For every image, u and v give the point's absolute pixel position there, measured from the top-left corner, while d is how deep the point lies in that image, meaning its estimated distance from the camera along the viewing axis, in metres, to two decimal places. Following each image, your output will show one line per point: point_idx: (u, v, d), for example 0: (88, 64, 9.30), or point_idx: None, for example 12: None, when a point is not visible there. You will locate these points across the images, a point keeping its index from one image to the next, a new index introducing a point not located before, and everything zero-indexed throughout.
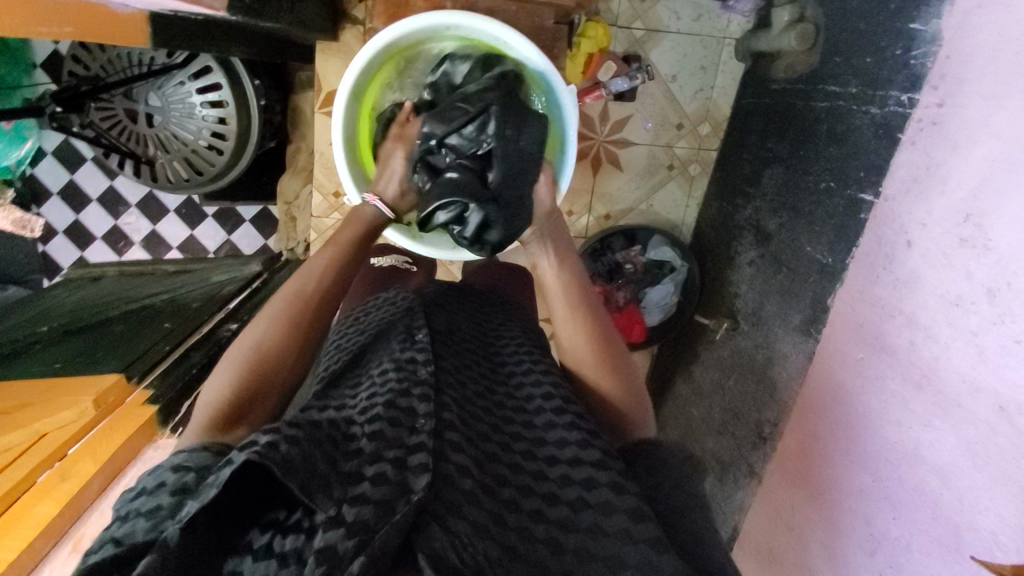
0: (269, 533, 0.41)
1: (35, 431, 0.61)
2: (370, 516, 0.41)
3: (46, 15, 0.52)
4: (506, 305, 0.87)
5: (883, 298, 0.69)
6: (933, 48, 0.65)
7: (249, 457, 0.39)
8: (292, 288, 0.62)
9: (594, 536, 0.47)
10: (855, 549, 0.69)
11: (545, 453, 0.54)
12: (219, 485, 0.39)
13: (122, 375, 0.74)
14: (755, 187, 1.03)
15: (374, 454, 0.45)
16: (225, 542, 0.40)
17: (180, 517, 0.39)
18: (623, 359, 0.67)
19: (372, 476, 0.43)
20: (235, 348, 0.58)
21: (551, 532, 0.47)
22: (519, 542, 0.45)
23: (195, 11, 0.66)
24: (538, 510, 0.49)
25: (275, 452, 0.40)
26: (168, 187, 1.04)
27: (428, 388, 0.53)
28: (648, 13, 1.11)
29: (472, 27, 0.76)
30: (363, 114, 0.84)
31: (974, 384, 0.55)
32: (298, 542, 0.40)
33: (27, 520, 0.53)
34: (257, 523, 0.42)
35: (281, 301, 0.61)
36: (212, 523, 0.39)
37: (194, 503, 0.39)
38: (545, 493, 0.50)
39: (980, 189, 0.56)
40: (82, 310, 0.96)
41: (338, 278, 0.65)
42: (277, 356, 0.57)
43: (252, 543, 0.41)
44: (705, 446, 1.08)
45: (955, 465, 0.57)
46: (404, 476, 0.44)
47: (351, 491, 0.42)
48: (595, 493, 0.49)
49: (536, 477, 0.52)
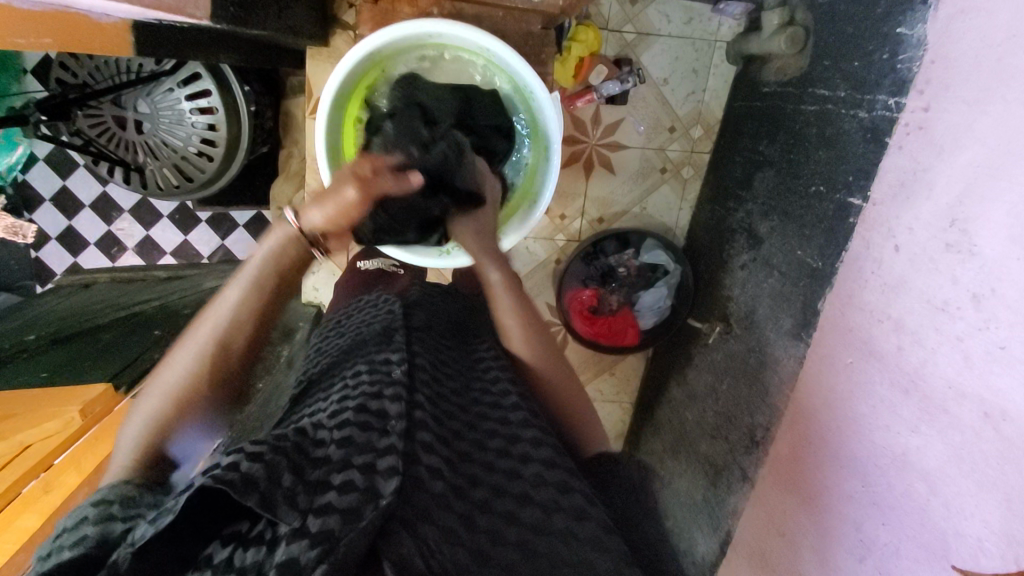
0: (230, 547, 0.41)
1: (17, 443, 0.61)
2: (335, 525, 0.40)
3: (20, 24, 0.52)
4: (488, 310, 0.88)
5: (871, 302, 0.69)
6: (918, 52, 0.65)
7: (206, 482, 0.40)
8: (215, 318, 0.57)
9: (565, 540, 0.48)
10: (845, 554, 0.69)
11: (519, 450, 0.54)
12: (177, 511, 0.40)
13: (109, 386, 0.72)
14: (746, 190, 1.03)
15: (342, 462, 0.45)
16: (185, 557, 0.41)
17: (133, 540, 0.40)
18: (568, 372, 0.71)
19: (338, 485, 0.43)
20: (156, 379, 0.55)
21: (522, 535, 0.48)
22: (489, 546, 0.46)
23: (176, 20, 0.65)
24: (510, 512, 0.49)
25: (234, 473, 0.41)
26: (159, 194, 1.04)
27: (400, 388, 0.53)
28: (639, 16, 1.11)
29: (456, 35, 0.76)
30: (353, 102, 0.82)
31: (960, 390, 0.55)
32: (258, 556, 0.40)
33: (10, 533, 0.55)
34: (218, 535, 0.42)
35: (203, 333, 0.56)
36: (168, 543, 0.40)
37: (149, 528, 0.40)
38: (517, 494, 0.50)
39: (965, 195, 0.56)
40: (72, 317, 0.97)
41: (269, 302, 0.60)
42: (193, 398, 0.54)
43: (212, 558, 0.41)
44: (699, 451, 1.08)
45: (942, 471, 0.57)
46: (372, 480, 0.44)
47: (317, 501, 0.42)
48: (567, 498, 0.51)
49: (510, 475, 0.52)
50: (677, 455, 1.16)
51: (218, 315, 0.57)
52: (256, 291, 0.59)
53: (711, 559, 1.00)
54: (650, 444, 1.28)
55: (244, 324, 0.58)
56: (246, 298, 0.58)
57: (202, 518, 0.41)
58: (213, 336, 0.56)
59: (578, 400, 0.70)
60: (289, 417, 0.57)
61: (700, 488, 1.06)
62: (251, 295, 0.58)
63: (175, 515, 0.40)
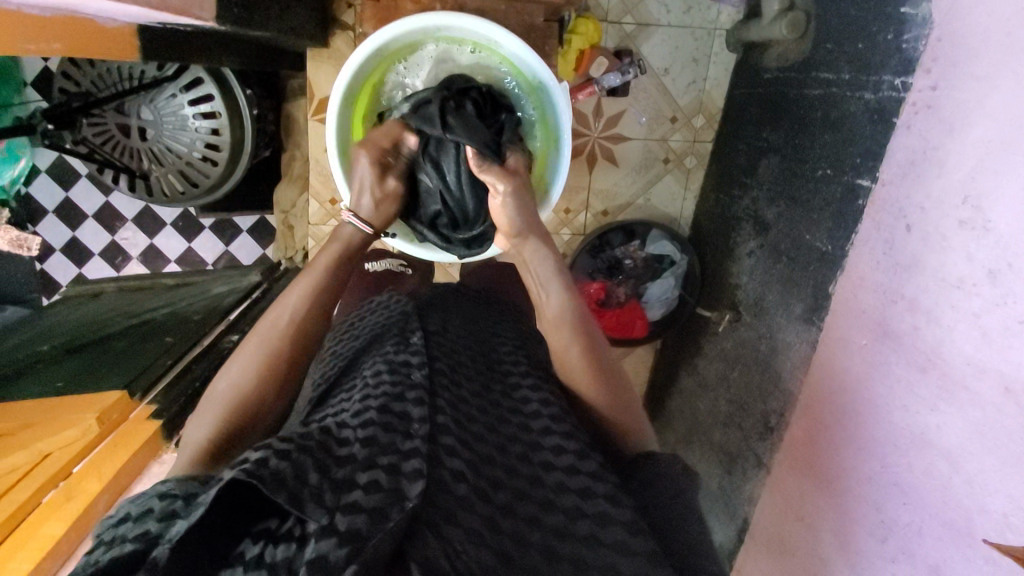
0: (261, 544, 0.43)
1: (39, 452, 0.62)
2: (362, 524, 0.41)
3: (31, 31, 0.52)
4: (503, 307, 0.88)
5: (885, 283, 0.69)
6: (924, 31, 0.65)
7: (240, 475, 0.41)
8: (268, 324, 0.62)
9: (590, 546, 0.48)
10: (867, 536, 0.69)
11: (540, 457, 0.55)
12: (210, 504, 0.41)
13: (125, 392, 0.74)
14: (751, 177, 1.03)
15: (367, 461, 0.46)
16: (215, 556, 0.42)
17: (170, 536, 0.41)
18: (616, 369, 0.67)
19: (365, 484, 0.44)
20: (214, 390, 0.59)
21: (546, 540, 0.48)
22: (512, 548, 0.46)
23: (183, 23, 0.65)
24: (533, 517, 0.49)
25: (264, 469, 0.42)
26: (164, 200, 1.04)
27: (422, 391, 0.54)
28: (638, 7, 1.11)
29: (463, 27, 0.77)
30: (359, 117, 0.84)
31: (980, 366, 0.55)
32: (289, 551, 0.41)
33: (35, 541, 0.53)
34: (248, 533, 0.44)
35: (257, 338, 0.61)
36: (203, 539, 0.41)
37: (183, 523, 0.41)
38: (541, 500, 0.51)
39: (979, 171, 0.56)
40: (81, 327, 0.96)
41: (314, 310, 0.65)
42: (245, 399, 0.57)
43: (244, 554, 0.42)
44: (712, 439, 1.08)
45: (963, 448, 0.57)
46: (398, 482, 0.45)
47: (344, 499, 0.43)
48: (591, 503, 0.51)
49: (532, 481, 0.53)
50: (690, 444, 1.16)
51: (274, 318, 0.63)
52: (307, 293, 0.65)
53: (728, 548, 1.00)
54: (663, 436, 1.28)
55: (294, 330, 0.62)
56: (297, 305, 0.64)
57: (232, 515, 0.43)
58: (278, 327, 0.62)
59: (628, 401, 0.65)
60: (309, 416, 0.58)
61: (715, 477, 1.06)
62: (308, 291, 0.65)
63: (208, 508, 0.41)
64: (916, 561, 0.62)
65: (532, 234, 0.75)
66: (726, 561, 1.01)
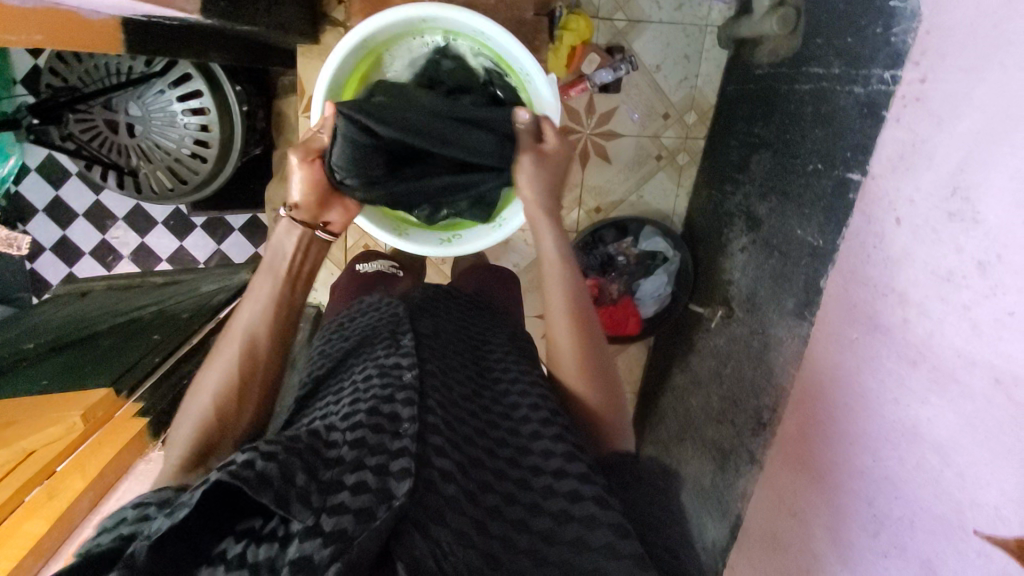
0: (244, 542, 0.43)
1: (22, 449, 0.61)
2: (349, 525, 0.42)
3: (13, 20, 0.51)
4: (487, 311, 0.86)
5: (875, 277, 0.69)
6: (913, 25, 0.65)
7: (223, 477, 0.41)
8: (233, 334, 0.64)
9: (578, 548, 0.48)
10: (859, 530, 0.69)
11: (530, 462, 0.55)
12: (192, 503, 0.42)
13: (112, 389, 0.73)
14: (744, 173, 1.03)
15: (355, 462, 0.46)
16: (198, 551, 0.42)
17: (149, 533, 0.41)
18: (599, 347, 0.70)
19: (351, 485, 0.44)
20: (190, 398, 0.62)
21: (533, 543, 0.48)
22: (502, 551, 0.47)
23: (168, 15, 0.65)
24: (521, 520, 0.50)
25: (249, 471, 0.42)
26: (153, 198, 1.03)
27: (412, 392, 0.54)
28: (630, 3, 1.11)
29: (449, 18, 0.76)
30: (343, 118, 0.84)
31: (970, 359, 0.54)
32: (272, 551, 0.41)
33: (17, 539, 0.53)
34: (232, 531, 0.44)
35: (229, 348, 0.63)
36: (183, 537, 0.42)
37: (165, 521, 0.42)
38: (528, 503, 0.52)
39: (966, 163, 0.56)
40: (68, 326, 0.96)
41: (275, 318, 0.65)
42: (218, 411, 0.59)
43: (226, 552, 0.42)
44: (705, 437, 1.07)
45: (954, 441, 0.56)
46: (385, 481, 0.45)
47: (330, 501, 0.43)
48: (579, 506, 0.50)
49: (521, 484, 0.53)
50: (683, 441, 1.16)
51: (239, 324, 0.64)
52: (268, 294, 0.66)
53: (721, 545, 1.00)
54: (655, 433, 1.28)
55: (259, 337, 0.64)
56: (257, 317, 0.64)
57: (217, 512, 0.44)
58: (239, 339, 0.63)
59: (605, 383, 0.68)
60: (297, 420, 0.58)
61: (707, 474, 1.06)
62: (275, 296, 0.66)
63: (191, 507, 0.42)
64: (908, 555, 0.61)
65: (544, 215, 0.75)
66: (719, 558, 1.00)
